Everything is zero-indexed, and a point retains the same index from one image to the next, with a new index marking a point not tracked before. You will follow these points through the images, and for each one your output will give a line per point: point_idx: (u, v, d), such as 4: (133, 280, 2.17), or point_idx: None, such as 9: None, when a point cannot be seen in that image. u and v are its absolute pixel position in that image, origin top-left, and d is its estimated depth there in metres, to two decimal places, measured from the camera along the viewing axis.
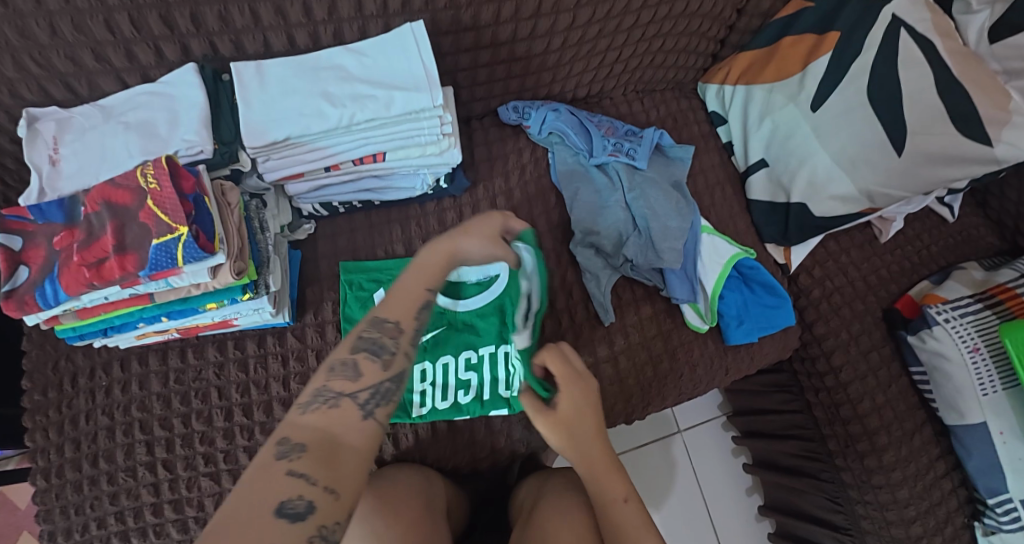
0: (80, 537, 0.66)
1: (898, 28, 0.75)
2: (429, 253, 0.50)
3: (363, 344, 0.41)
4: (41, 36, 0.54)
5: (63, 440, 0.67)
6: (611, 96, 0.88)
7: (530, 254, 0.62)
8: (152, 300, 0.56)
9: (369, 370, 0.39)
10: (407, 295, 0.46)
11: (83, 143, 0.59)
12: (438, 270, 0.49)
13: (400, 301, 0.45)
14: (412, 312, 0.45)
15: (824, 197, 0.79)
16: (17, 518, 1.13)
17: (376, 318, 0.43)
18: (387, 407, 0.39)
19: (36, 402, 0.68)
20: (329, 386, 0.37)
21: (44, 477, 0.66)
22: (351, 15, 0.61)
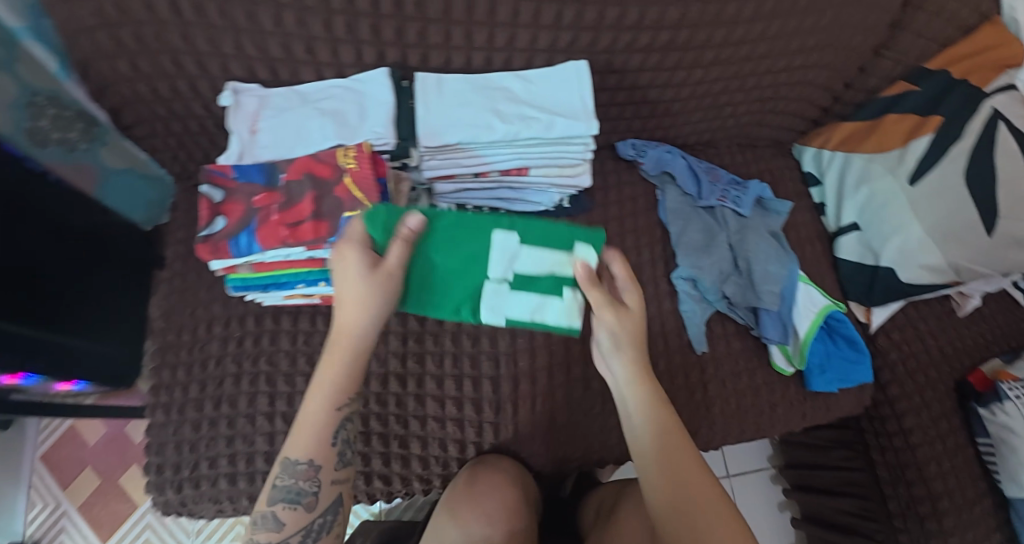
0: (191, 472, 0.72)
1: (996, 120, 0.82)
2: (330, 360, 0.51)
3: (278, 495, 0.49)
4: (266, 24, 0.62)
5: (191, 380, 0.74)
6: (715, 146, 0.95)
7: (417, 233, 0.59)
8: (323, 264, 0.63)
9: (293, 516, 0.49)
10: (310, 423, 0.50)
11: (279, 120, 0.68)
12: (339, 381, 0.51)
13: (301, 436, 0.49)
14: (325, 447, 0.50)
15: (914, 265, 0.84)
16: (81, 453, 1.18)
17: (287, 463, 0.49)
18: (325, 535, 0.51)
19: (171, 341, 0.75)
20: (257, 541, 0.49)
21: (166, 411, 0.72)
22: (525, 47, 0.69)
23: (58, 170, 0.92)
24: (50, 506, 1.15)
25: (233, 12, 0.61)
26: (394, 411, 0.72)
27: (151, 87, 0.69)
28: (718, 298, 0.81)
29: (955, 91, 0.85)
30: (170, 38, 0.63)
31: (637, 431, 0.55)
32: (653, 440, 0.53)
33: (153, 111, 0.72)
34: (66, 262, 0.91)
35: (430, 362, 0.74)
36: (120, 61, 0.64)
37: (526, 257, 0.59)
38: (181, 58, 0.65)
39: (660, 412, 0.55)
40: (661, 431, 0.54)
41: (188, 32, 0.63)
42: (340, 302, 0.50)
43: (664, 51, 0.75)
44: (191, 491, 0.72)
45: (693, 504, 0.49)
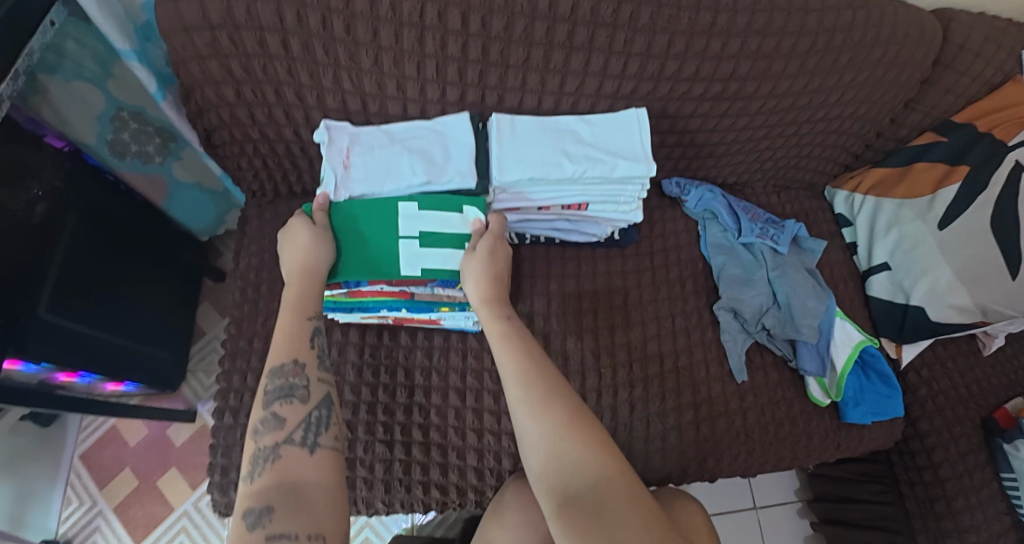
0: None
1: (1022, 172, 0.87)
2: (293, 289, 0.64)
3: (273, 393, 0.56)
4: (365, 63, 0.70)
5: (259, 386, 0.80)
6: (752, 186, 1.02)
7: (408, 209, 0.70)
8: (411, 296, 0.73)
9: (292, 412, 0.54)
10: (293, 337, 0.60)
11: (367, 155, 0.72)
12: (308, 299, 0.63)
13: (290, 343, 0.60)
14: (303, 348, 0.60)
15: (944, 305, 0.88)
16: (123, 453, 1.22)
17: (275, 369, 0.57)
18: (324, 432, 0.54)
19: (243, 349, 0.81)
20: (260, 449, 0.51)
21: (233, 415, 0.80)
22: (591, 93, 0.77)
23: (131, 180, 1.00)
24: (87, 505, 1.18)
25: (336, 50, 0.69)
26: (453, 424, 0.77)
27: (250, 112, 0.76)
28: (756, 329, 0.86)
29: (981, 143, 0.91)
30: (277, 70, 0.71)
31: (504, 370, 0.60)
32: (556, 412, 0.54)
33: (245, 133, 0.79)
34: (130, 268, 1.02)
35: (488, 379, 0.78)
36: (225, 87, 0.72)
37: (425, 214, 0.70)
38: (282, 89, 0.73)
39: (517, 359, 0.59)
40: (551, 391, 0.56)
41: (293, 66, 0.71)
42: (299, 248, 0.65)
43: (714, 100, 0.82)
44: None
45: (579, 464, 0.50)
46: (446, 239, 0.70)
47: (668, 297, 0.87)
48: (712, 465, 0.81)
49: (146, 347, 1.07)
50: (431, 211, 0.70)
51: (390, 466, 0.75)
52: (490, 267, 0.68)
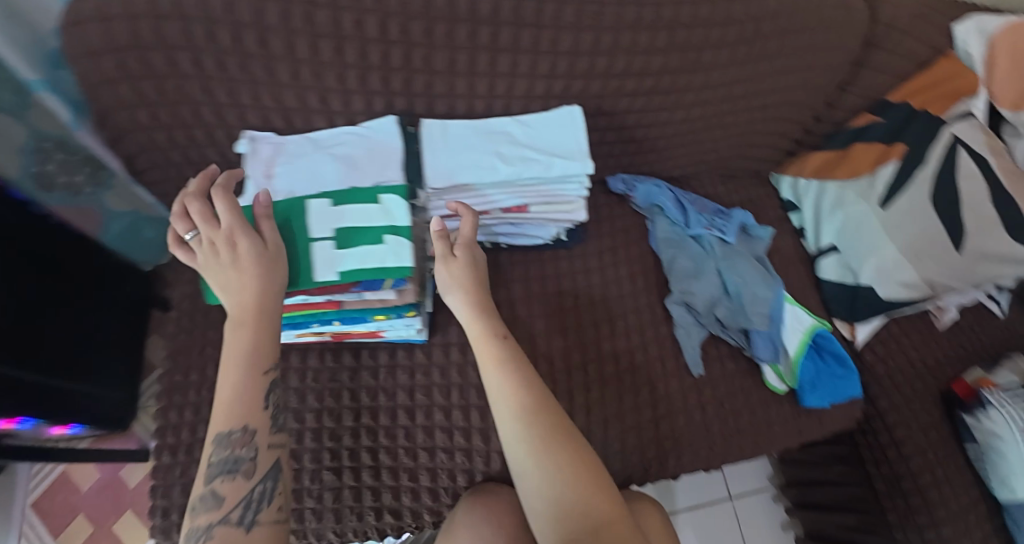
0: None
1: (957, 145, 0.88)
2: (242, 334, 0.52)
3: (215, 467, 0.48)
4: (283, 78, 0.68)
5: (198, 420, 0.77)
6: (699, 178, 1.02)
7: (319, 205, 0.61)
8: (339, 306, 0.65)
9: (232, 488, 0.48)
10: (231, 391, 0.51)
11: (291, 165, 0.71)
12: (262, 348, 0.53)
13: (240, 400, 0.50)
14: (259, 411, 0.51)
15: (893, 282, 0.89)
16: (76, 500, 1.16)
17: (220, 437, 0.49)
18: (266, 508, 0.49)
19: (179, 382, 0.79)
20: (196, 525, 0.45)
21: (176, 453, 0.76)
22: (522, 94, 0.75)
23: (65, 214, 0.96)
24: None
25: (252, 67, 0.67)
26: (404, 444, 0.75)
27: (169, 135, 0.73)
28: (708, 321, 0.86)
29: (915, 121, 0.92)
30: (192, 90, 0.68)
31: (495, 393, 0.58)
32: (541, 425, 0.55)
33: (168, 158, 0.76)
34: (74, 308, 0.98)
35: (438, 395, 0.77)
36: (140, 111, 0.69)
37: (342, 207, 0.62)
38: (201, 108, 0.71)
39: (514, 385, 0.58)
40: (551, 426, 0.56)
41: (209, 84, 0.68)
42: (246, 276, 0.53)
43: (648, 95, 0.81)
44: None
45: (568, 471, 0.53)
46: (366, 235, 0.61)
47: (619, 295, 0.86)
48: (674, 462, 0.80)
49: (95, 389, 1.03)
50: (347, 206, 0.62)
51: (340, 494, 0.73)
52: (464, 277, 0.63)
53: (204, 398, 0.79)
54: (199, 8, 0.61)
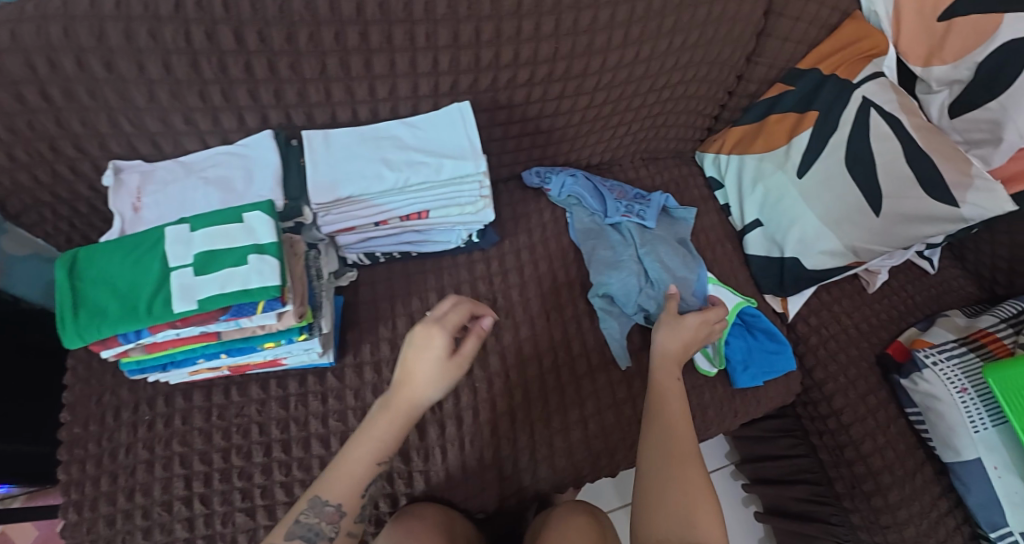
0: None
1: (868, 107, 0.85)
2: (383, 424, 0.51)
3: (298, 531, 0.48)
4: (140, 101, 0.63)
5: (101, 472, 0.71)
6: (620, 163, 0.99)
7: (178, 238, 0.59)
8: (218, 337, 0.62)
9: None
10: (348, 468, 0.50)
11: (164, 194, 0.67)
12: (386, 442, 0.51)
13: (344, 480, 0.50)
14: (354, 496, 0.50)
15: (815, 252, 0.88)
16: None
17: (316, 500, 0.49)
18: None
19: (75, 434, 0.73)
20: None
21: (76, 510, 0.69)
22: (407, 95, 0.72)
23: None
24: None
25: (104, 92, 0.62)
26: (319, 474, 0.71)
27: (31, 174, 0.67)
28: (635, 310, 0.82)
29: (827, 85, 0.89)
30: (42, 123, 0.62)
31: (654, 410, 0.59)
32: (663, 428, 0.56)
33: (36, 198, 0.70)
34: None
35: (352, 418, 0.73)
36: None
37: (200, 236, 0.59)
38: (58, 143, 0.65)
39: (678, 402, 0.60)
40: (661, 436, 0.55)
41: (61, 115, 0.63)
42: (417, 373, 0.51)
43: (545, 83, 0.77)
44: None
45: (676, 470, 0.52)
46: (225, 260, 0.58)
47: (539, 293, 0.84)
48: (608, 461, 0.77)
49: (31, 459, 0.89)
50: (207, 232, 0.59)
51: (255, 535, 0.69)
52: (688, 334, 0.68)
53: (102, 449, 0.72)
54: (33, 37, 0.56)
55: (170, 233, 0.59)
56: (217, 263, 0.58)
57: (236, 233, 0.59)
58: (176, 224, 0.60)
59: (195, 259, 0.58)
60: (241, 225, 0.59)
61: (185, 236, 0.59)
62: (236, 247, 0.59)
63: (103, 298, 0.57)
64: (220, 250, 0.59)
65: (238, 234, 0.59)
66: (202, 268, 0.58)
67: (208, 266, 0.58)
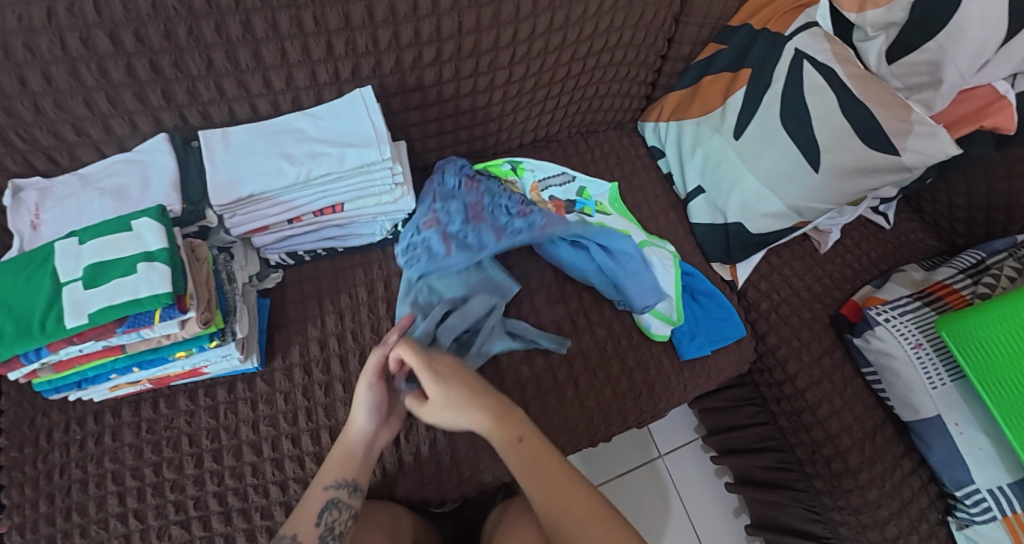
0: None
1: (800, 60, 0.81)
2: (332, 458, 0.63)
3: None
4: (26, 115, 0.60)
5: (39, 494, 0.68)
6: (557, 139, 0.96)
7: (69, 252, 0.57)
8: (124, 350, 0.59)
9: None
10: (310, 500, 0.60)
11: (61, 209, 0.64)
12: (338, 466, 0.62)
13: (301, 517, 0.59)
14: (308, 527, 0.59)
15: (758, 215, 0.84)
16: None
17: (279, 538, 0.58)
18: None
19: (12, 458, 0.69)
20: None
21: (20, 533, 0.66)
22: (307, 85, 0.69)
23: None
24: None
25: None
26: (253, 482, 0.69)
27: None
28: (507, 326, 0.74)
29: (757, 41, 0.86)
30: None
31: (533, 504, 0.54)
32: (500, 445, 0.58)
33: None
34: None
35: (283, 422, 0.72)
36: None
37: (93, 248, 0.57)
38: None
39: (536, 474, 0.55)
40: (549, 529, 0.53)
41: None
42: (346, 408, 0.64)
43: (456, 61, 0.74)
44: None
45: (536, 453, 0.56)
46: (115, 270, 0.55)
47: None
48: (555, 446, 0.75)
49: None
50: (98, 243, 0.57)
51: None
52: (450, 394, 0.58)
53: (38, 471, 0.69)
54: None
55: (61, 247, 0.57)
56: (111, 274, 0.55)
57: (128, 241, 0.57)
58: (66, 238, 0.57)
59: (87, 272, 0.56)
60: (133, 232, 0.57)
61: (77, 249, 0.57)
62: (127, 256, 0.56)
63: None
64: (112, 260, 0.56)
65: (130, 242, 0.57)
66: (95, 279, 0.55)
67: (101, 277, 0.55)
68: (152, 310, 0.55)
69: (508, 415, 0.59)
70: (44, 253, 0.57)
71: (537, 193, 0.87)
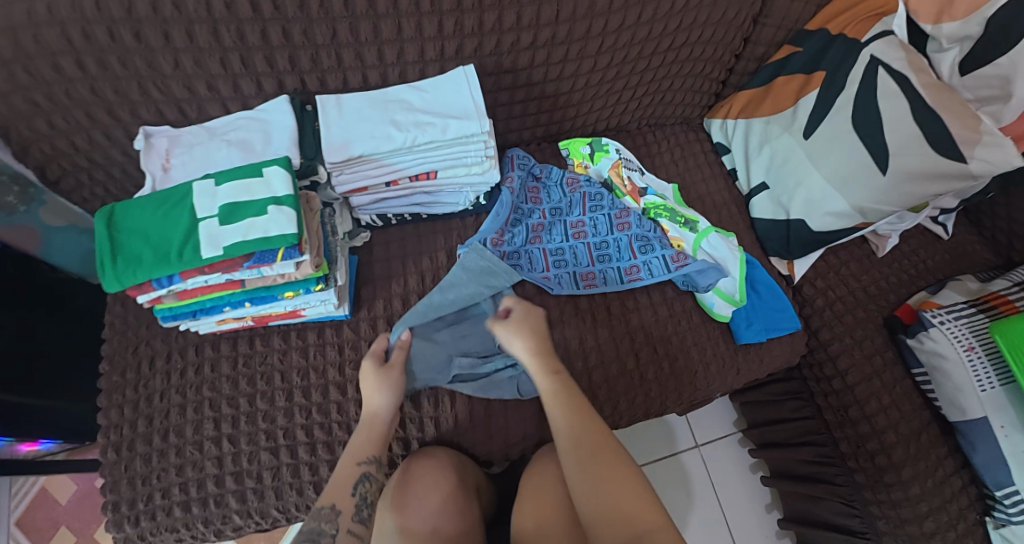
0: (146, 506, 0.72)
1: (875, 67, 0.83)
2: (358, 435, 0.66)
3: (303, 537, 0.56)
4: (166, 69, 0.66)
5: (138, 415, 0.75)
6: (627, 129, 1.00)
7: (204, 192, 0.63)
8: (242, 285, 0.66)
9: None
10: (343, 476, 0.61)
11: (191, 155, 0.70)
12: (365, 445, 0.65)
13: (337, 486, 0.60)
14: (344, 495, 0.60)
15: (822, 213, 0.87)
16: (55, 513, 1.11)
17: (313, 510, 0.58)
18: None
19: (115, 382, 0.77)
20: None
21: (114, 450, 0.74)
22: (415, 60, 0.75)
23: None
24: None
25: (134, 61, 0.65)
26: (337, 418, 0.76)
27: (69, 140, 0.70)
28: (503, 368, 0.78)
29: (835, 45, 0.88)
30: (78, 92, 0.66)
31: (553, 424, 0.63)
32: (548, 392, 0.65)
33: (73, 163, 0.73)
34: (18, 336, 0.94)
35: None
36: (36, 120, 0.67)
37: (224, 190, 0.63)
38: (93, 110, 0.68)
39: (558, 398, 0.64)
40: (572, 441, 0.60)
41: (96, 85, 0.66)
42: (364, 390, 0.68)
43: (548, 47, 0.79)
44: (146, 526, 0.72)
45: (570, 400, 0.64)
46: (247, 210, 0.62)
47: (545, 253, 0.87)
48: (612, 412, 0.80)
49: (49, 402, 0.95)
50: (230, 185, 0.63)
51: (279, 472, 0.74)
52: (525, 332, 0.69)
53: (138, 396, 0.76)
54: (74, 12, 0.59)
55: (197, 187, 0.63)
56: (240, 214, 0.61)
57: (258, 187, 0.63)
58: (203, 179, 0.63)
59: (218, 210, 0.62)
60: (262, 179, 0.63)
61: (209, 190, 0.63)
62: (256, 200, 0.62)
63: (139, 247, 0.61)
64: (242, 202, 0.62)
65: (259, 188, 0.63)
66: (226, 219, 0.61)
67: (230, 216, 0.61)
68: (276, 248, 0.62)
69: (551, 352, 0.68)
70: (179, 192, 0.63)
71: (620, 170, 0.90)
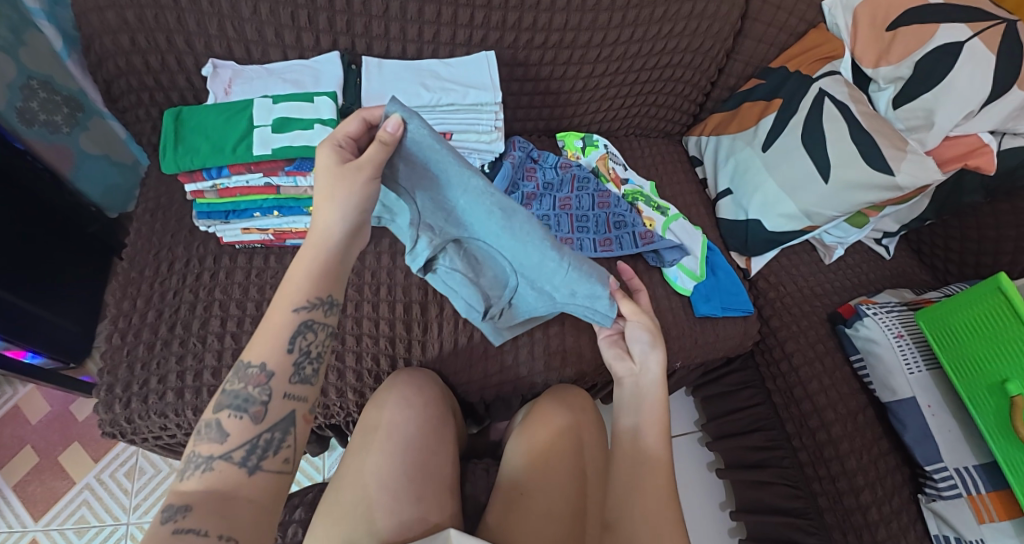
0: (140, 387, 0.77)
1: (822, 98, 1.00)
2: (300, 264, 0.56)
3: (228, 399, 0.51)
4: (245, 13, 0.81)
5: (150, 307, 0.83)
6: (615, 135, 1.17)
7: (261, 107, 0.76)
8: (276, 191, 0.79)
9: (233, 430, 0.49)
10: (272, 326, 0.54)
11: (250, 86, 0.84)
12: (307, 285, 0.55)
13: (265, 340, 0.53)
14: (279, 353, 0.53)
15: (775, 215, 1.02)
16: (22, 432, 1.13)
17: (239, 368, 0.52)
18: (272, 456, 0.50)
19: (135, 276, 0.85)
20: (198, 452, 0.48)
21: (122, 335, 0.80)
22: (447, 41, 0.91)
23: (39, 151, 0.98)
24: None
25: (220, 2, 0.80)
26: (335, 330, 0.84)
27: (144, 59, 0.83)
28: (526, 287, 0.77)
29: (791, 80, 1.06)
30: (166, 18, 0.80)
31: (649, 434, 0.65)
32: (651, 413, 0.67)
33: (141, 81, 0.85)
34: (33, 243, 1.02)
35: (368, 291, 0.87)
36: (121, 35, 0.80)
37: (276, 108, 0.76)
38: (173, 37, 0.82)
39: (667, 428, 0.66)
40: (631, 453, 0.65)
41: (182, 15, 0.80)
42: (316, 198, 0.56)
43: (557, 48, 0.96)
44: (137, 407, 0.76)
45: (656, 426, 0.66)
46: (296, 124, 0.75)
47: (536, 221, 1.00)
48: (582, 359, 0.91)
49: (37, 311, 1.01)
50: (284, 104, 0.76)
51: None
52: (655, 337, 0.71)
53: (152, 290, 0.84)
54: None
55: (256, 103, 0.76)
56: (288, 127, 0.75)
57: (307, 111, 0.77)
58: (262, 98, 0.77)
59: (271, 121, 0.75)
60: (311, 105, 0.77)
61: (263, 106, 0.76)
62: (305, 120, 0.76)
63: (197, 141, 0.73)
64: (291, 118, 0.76)
65: (308, 111, 0.77)
66: (277, 129, 0.75)
67: (279, 127, 0.75)
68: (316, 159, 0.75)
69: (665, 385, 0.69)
70: (237, 105, 0.76)
71: (606, 161, 1.05)
